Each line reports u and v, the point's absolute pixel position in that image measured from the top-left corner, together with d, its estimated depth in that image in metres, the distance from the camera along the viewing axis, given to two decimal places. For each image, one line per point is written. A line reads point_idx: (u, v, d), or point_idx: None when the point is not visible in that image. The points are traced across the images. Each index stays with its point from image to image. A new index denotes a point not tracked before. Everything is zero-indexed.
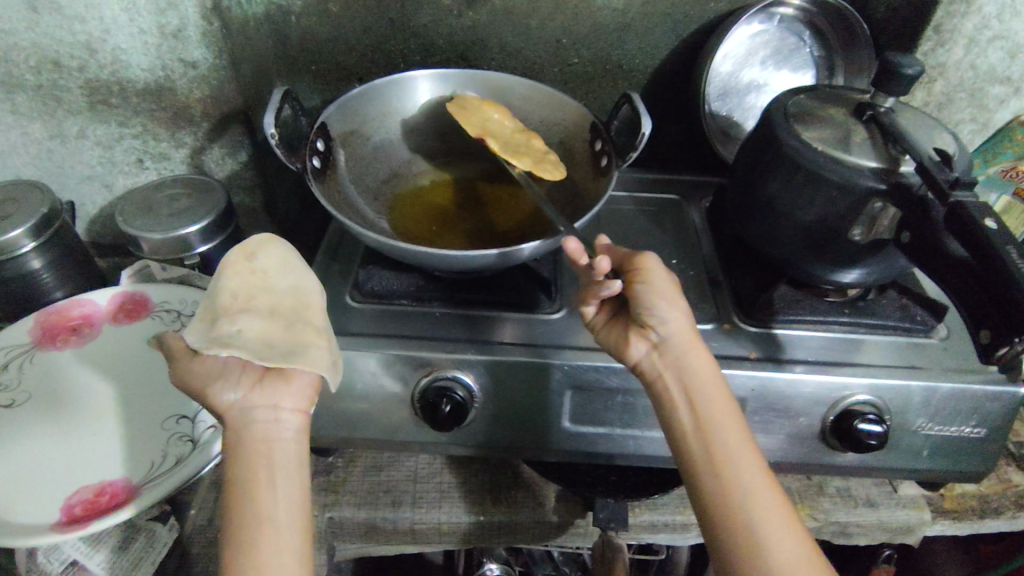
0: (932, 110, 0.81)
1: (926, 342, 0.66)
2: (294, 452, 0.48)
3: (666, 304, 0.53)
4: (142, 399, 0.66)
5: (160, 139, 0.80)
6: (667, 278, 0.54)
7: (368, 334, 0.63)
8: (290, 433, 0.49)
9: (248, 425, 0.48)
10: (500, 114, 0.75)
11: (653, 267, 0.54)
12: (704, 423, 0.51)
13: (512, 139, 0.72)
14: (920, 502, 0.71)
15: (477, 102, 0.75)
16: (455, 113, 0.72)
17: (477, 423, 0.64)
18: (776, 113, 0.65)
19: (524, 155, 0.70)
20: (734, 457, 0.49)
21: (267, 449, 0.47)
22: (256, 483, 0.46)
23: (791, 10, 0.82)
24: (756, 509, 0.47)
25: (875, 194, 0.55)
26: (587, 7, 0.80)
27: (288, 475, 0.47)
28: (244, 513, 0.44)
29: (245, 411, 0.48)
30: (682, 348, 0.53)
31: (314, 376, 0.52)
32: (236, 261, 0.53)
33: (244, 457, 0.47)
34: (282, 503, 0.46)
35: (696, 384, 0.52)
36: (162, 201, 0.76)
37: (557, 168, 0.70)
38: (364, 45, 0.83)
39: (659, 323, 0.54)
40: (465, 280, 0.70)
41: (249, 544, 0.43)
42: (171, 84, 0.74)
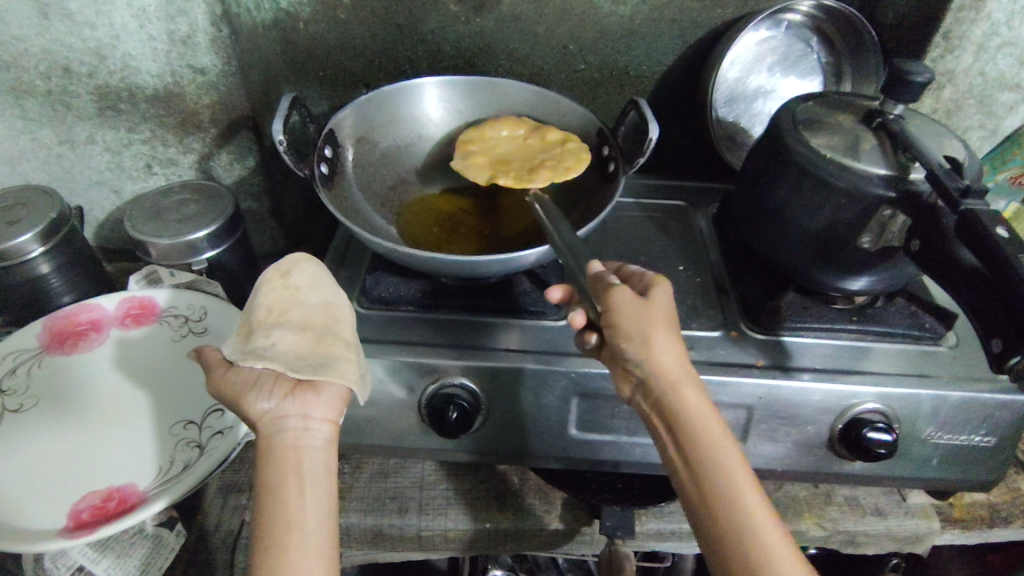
0: (940, 117, 0.81)
1: (934, 350, 0.66)
2: (324, 463, 0.48)
3: (635, 342, 0.50)
4: (152, 406, 0.66)
5: (169, 145, 0.80)
6: (637, 313, 0.50)
7: (376, 340, 0.63)
8: (319, 442, 0.49)
9: (279, 432, 0.48)
10: (508, 131, 0.76)
11: (618, 304, 0.50)
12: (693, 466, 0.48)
13: (526, 149, 0.73)
14: (929, 511, 0.71)
15: (481, 130, 0.76)
16: (460, 158, 0.72)
17: (483, 430, 0.64)
18: (784, 120, 0.64)
19: (540, 169, 0.69)
20: (725, 499, 0.47)
21: (296, 458, 0.47)
22: (287, 489, 0.46)
23: (799, 16, 0.82)
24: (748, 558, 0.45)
25: (884, 201, 0.55)
26: (593, 14, 0.80)
27: (316, 486, 0.47)
28: (273, 516, 0.45)
29: (278, 420, 0.48)
30: (664, 388, 0.50)
31: (343, 389, 0.52)
32: (271, 279, 0.54)
33: (273, 466, 0.47)
34: (312, 507, 0.46)
35: (682, 424, 0.49)
36: (170, 207, 0.76)
37: (580, 163, 0.69)
38: (371, 51, 0.83)
39: (634, 362, 0.51)
40: (472, 287, 0.70)
41: (278, 549, 0.44)
42: (179, 90, 0.74)
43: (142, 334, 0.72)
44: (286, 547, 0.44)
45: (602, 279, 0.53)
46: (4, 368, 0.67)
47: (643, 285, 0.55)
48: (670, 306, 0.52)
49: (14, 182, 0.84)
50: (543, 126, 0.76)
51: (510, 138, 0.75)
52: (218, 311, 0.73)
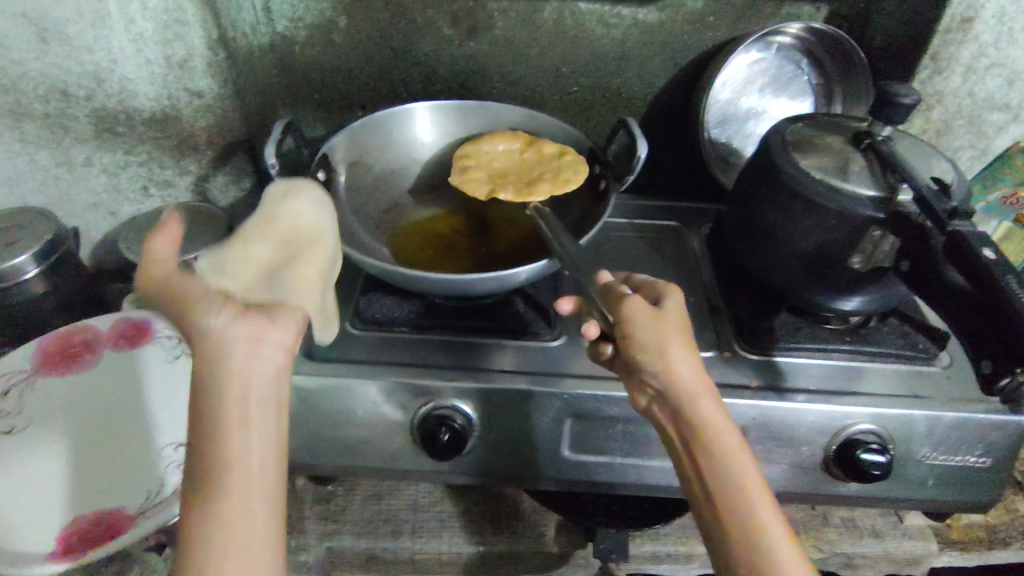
0: (930, 137, 0.81)
1: (928, 369, 0.66)
2: (274, 393, 0.42)
3: (653, 355, 0.49)
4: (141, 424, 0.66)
5: (165, 167, 0.81)
6: (653, 325, 0.49)
7: (369, 361, 0.63)
8: (269, 372, 0.42)
9: (221, 359, 0.41)
10: (504, 145, 0.76)
11: (633, 315, 0.50)
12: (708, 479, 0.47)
13: (523, 163, 0.74)
14: (926, 533, 0.70)
15: (477, 145, 0.76)
16: (457, 172, 0.72)
17: (476, 452, 0.63)
18: (773, 141, 0.65)
19: (541, 182, 0.69)
20: (743, 510, 0.45)
21: (242, 388, 0.41)
22: (228, 423, 0.40)
23: (789, 38, 0.83)
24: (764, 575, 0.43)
25: (873, 222, 0.55)
26: (585, 37, 0.81)
27: (264, 430, 0.40)
28: (212, 455, 0.39)
29: (221, 343, 0.42)
30: (681, 401, 0.49)
31: (299, 318, 0.46)
32: (273, 196, 0.56)
33: (213, 397, 0.40)
34: (257, 450, 0.40)
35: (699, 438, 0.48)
36: None
37: (578, 177, 0.70)
38: (367, 74, 0.84)
39: (652, 374, 0.50)
40: (466, 307, 0.70)
41: (220, 496, 0.38)
42: (176, 112, 0.75)
43: (134, 355, 0.71)
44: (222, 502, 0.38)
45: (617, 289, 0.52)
46: None
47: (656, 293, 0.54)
48: (682, 316, 0.51)
49: (11, 204, 0.84)
50: (538, 139, 0.77)
51: (506, 153, 0.76)
52: None
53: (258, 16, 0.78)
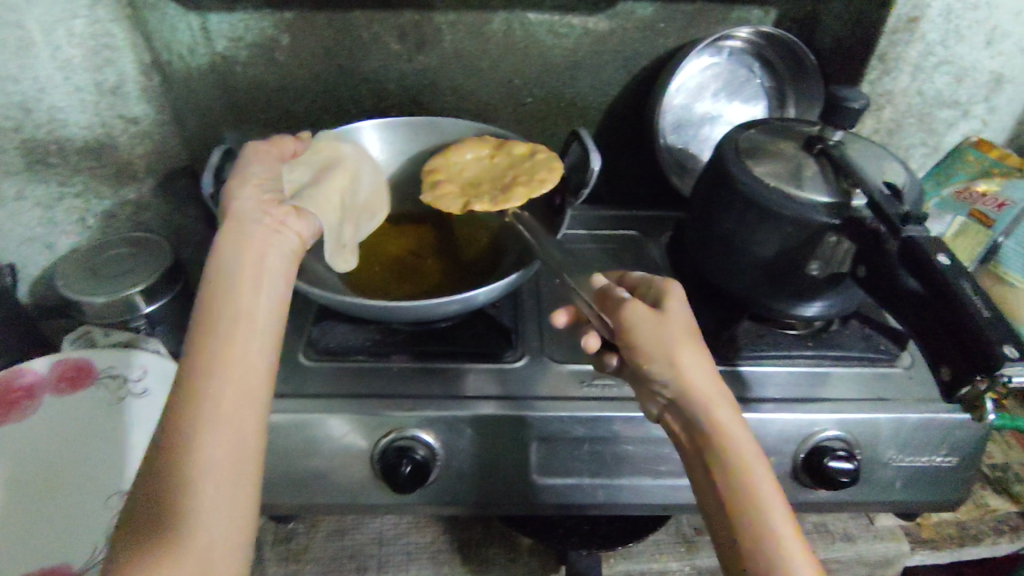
0: (882, 136, 0.82)
1: (891, 371, 0.66)
2: (284, 267, 0.49)
3: (661, 361, 0.48)
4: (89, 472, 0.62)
5: (103, 198, 0.77)
6: (656, 328, 0.49)
7: (324, 394, 0.61)
8: (286, 250, 0.51)
9: (249, 224, 0.50)
10: (472, 153, 0.74)
11: (633, 318, 0.49)
12: (715, 475, 0.46)
13: (493, 168, 0.72)
14: (898, 533, 0.70)
15: (445, 157, 0.74)
16: (427, 190, 0.70)
17: (440, 482, 0.61)
18: (727, 150, 0.64)
19: (514, 186, 0.67)
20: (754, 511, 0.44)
21: (258, 251, 0.48)
22: (244, 281, 0.46)
23: (739, 42, 0.82)
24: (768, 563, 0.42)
25: (829, 228, 0.55)
26: (536, 47, 0.80)
27: (274, 286, 0.48)
28: (216, 306, 0.44)
29: (247, 215, 0.51)
30: (693, 408, 0.48)
31: (316, 230, 0.55)
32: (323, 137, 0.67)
33: (235, 254, 0.47)
34: (265, 307, 0.46)
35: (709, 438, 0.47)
36: (106, 262, 0.73)
37: (552, 176, 0.67)
38: (313, 92, 0.81)
39: (662, 380, 0.49)
40: (424, 331, 0.68)
41: (227, 343, 0.43)
42: (111, 140, 0.73)
43: (76, 399, 0.67)
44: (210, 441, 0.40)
45: (614, 291, 0.52)
46: None
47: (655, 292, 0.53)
48: (687, 317, 0.51)
49: None
50: (506, 142, 0.74)
51: (475, 161, 0.73)
52: (158, 370, 0.69)
53: None
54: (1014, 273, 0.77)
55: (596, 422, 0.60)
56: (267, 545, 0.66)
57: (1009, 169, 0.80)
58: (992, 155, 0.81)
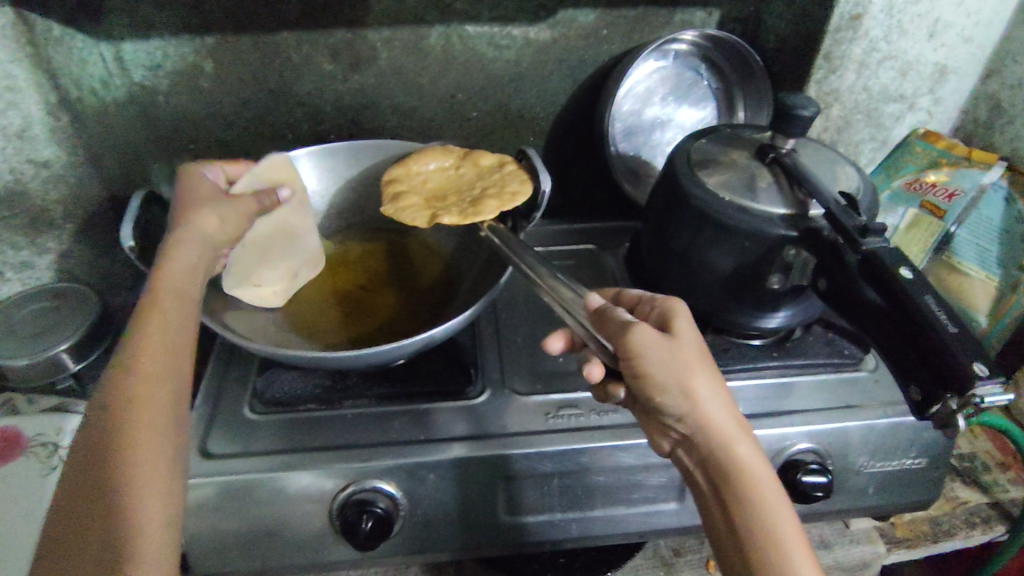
0: (833, 134, 0.81)
1: (857, 375, 0.65)
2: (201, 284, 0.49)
3: (675, 394, 0.46)
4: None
5: (18, 248, 0.70)
6: (668, 357, 0.45)
7: (275, 450, 0.57)
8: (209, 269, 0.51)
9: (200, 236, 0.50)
10: (435, 163, 0.70)
11: (646, 349, 0.45)
12: (733, 508, 0.45)
13: (461, 180, 0.68)
14: (873, 536, 0.69)
15: (406, 167, 0.70)
16: (388, 201, 0.66)
17: (405, 531, 0.58)
18: (679, 161, 0.62)
19: (484, 198, 0.63)
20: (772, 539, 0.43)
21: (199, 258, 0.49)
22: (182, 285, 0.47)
23: (685, 45, 0.80)
24: (778, 570, 0.42)
25: (787, 241, 0.53)
26: (478, 60, 0.77)
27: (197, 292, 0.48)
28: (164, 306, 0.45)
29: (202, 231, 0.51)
30: (713, 445, 0.46)
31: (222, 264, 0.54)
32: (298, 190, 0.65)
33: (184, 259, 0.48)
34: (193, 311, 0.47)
35: (721, 465, 0.46)
36: (25, 318, 0.67)
37: (522, 188, 0.64)
38: (244, 119, 0.77)
39: (677, 415, 0.47)
40: (378, 371, 0.64)
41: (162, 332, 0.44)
42: (22, 187, 0.66)
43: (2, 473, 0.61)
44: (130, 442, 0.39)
45: (617, 312, 0.48)
46: None
47: (659, 312, 0.50)
48: (697, 339, 0.48)
49: None
50: (472, 153, 0.71)
51: (439, 171, 0.70)
52: None
53: (108, 68, 0.69)
54: (969, 264, 0.80)
55: (564, 455, 0.57)
56: None
57: (956, 159, 0.79)
58: (939, 145, 0.81)
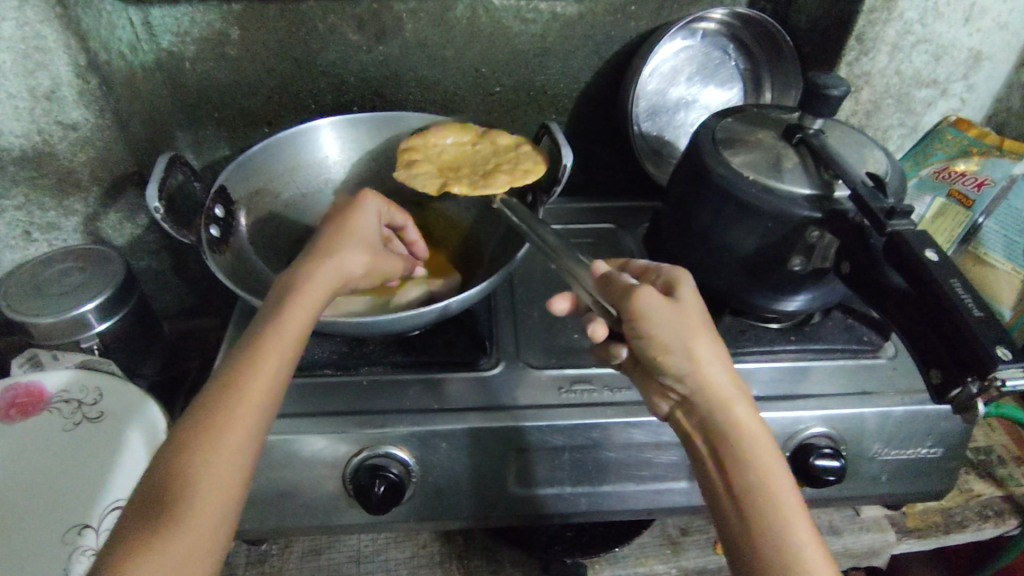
0: (861, 118, 0.80)
1: (874, 362, 0.65)
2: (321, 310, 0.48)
3: (678, 354, 0.46)
4: (10, 494, 0.58)
5: (47, 208, 0.71)
6: (670, 318, 0.46)
7: (290, 413, 0.58)
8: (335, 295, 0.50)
9: (320, 272, 0.49)
10: (452, 138, 0.71)
11: (648, 308, 0.46)
12: (728, 470, 0.45)
13: (476, 156, 0.68)
14: (883, 524, 0.69)
15: (423, 137, 0.70)
16: (402, 168, 0.66)
17: (417, 497, 0.59)
18: (704, 140, 0.61)
19: (496, 173, 0.63)
20: (766, 499, 0.44)
21: (321, 285, 0.48)
22: (298, 299, 0.47)
23: (714, 24, 0.80)
24: (773, 532, 0.43)
25: (811, 222, 0.53)
26: (502, 33, 0.76)
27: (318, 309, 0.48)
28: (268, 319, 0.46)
29: (332, 269, 0.50)
30: (711, 408, 0.46)
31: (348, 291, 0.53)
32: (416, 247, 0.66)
33: (306, 281, 0.48)
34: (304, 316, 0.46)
35: (719, 430, 0.46)
36: (51, 278, 0.69)
37: (537, 167, 0.64)
38: (269, 87, 0.77)
39: (676, 377, 0.47)
40: (395, 341, 0.65)
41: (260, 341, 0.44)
42: (51, 149, 0.67)
43: (27, 426, 0.62)
44: (202, 472, 0.39)
45: (622, 277, 0.49)
46: None
47: (664, 278, 0.51)
48: (700, 303, 0.48)
49: None
50: (490, 132, 0.71)
51: (455, 146, 0.70)
52: (115, 391, 0.64)
53: (136, 32, 0.70)
54: (995, 255, 0.78)
55: (576, 430, 0.57)
56: (238, 568, 0.64)
57: (988, 148, 0.77)
58: (970, 134, 0.79)
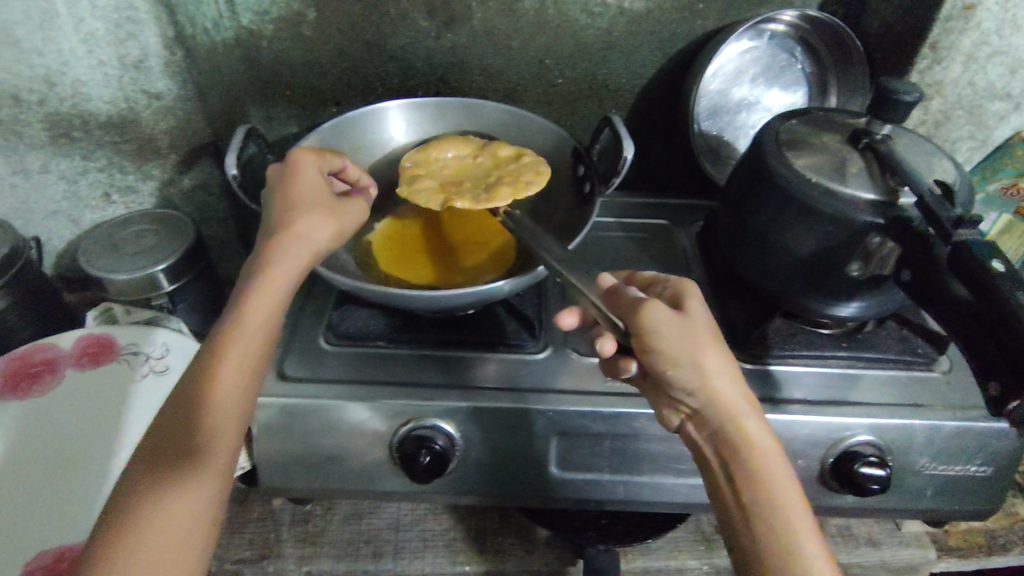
0: (929, 128, 0.78)
1: (927, 375, 0.64)
2: (293, 276, 0.51)
3: (688, 367, 0.47)
4: (83, 433, 0.62)
5: (126, 172, 0.76)
6: (679, 332, 0.46)
7: (342, 379, 0.60)
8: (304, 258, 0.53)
9: (287, 243, 0.52)
10: (454, 151, 0.72)
11: (655, 322, 0.46)
12: (740, 482, 0.46)
13: (477, 169, 0.69)
14: (924, 541, 0.68)
15: (425, 152, 0.71)
16: (406, 185, 0.67)
17: (458, 470, 0.61)
18: (767, 140, 0.61)
19: (498, 187, 0.64)
20: (774, 509, 0.45)
21: (289, 254, 0.52)
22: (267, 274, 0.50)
23: (782, 26, 0.79)
24: (783, 541, 0.44)
25: (873, 228, 0.52)
26: (569, 25, 0.77)
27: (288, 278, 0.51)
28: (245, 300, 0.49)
29: (298, 238, 0.52)
30: (723, 421, 0.47)
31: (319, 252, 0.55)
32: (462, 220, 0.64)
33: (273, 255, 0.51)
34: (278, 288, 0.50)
35: (731, 441, 0.47)
36: (127, 238, 0.73)
37: (539, 180, 0.65)
38: (340, 68, 0.79)
39: (687, 389, 0.48)
40: (446, 320, 0.67)
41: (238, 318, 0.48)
42: (135, 116, 0.71)
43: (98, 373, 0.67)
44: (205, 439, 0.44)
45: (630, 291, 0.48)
46: None
47: (670, 289, 0.51)
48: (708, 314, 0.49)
49: None
50: (490, 143, 0.72)
51: (456, 159, 0.71)
52: (182, 348, 0.68)
53: (220, 10, 0.73)
54: None
55: (619, 419, 0.58)
56: (284, 525, 0.67)
57: None
58: None
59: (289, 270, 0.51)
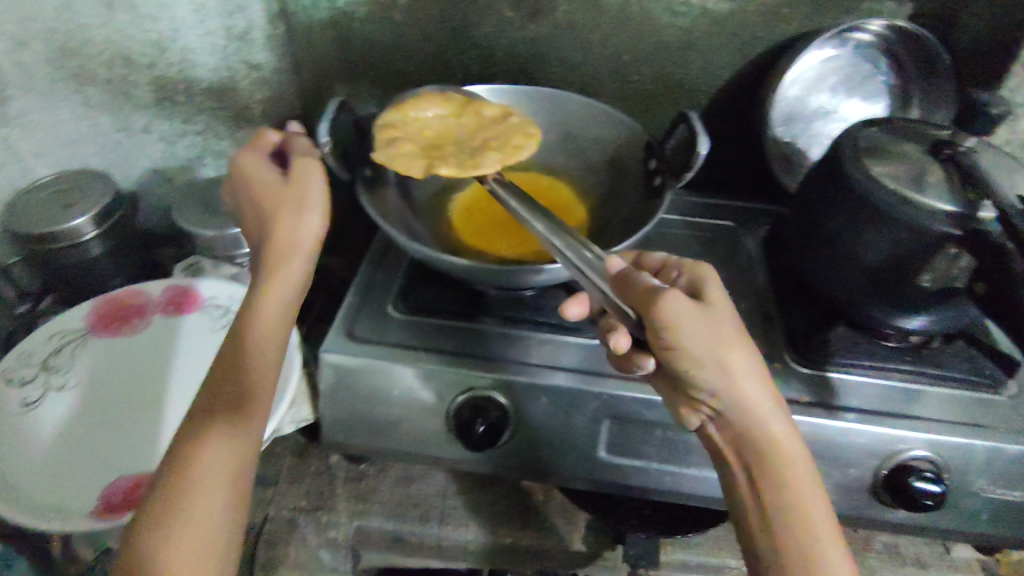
0: (1014, 148, 0.76)
1: (994, 398, 0.62)
2: (285, 285, 0.53)
3: (712, 367, 0.48)
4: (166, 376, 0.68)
5: (221, 137, 0.86)
6: (707, 331, 0.47)
7: (407, 345, 0.63)
8: (295, 264, 0.53)
9: (275, 259, 0.53)
10: (433, 111, 0.70)
11: (679, 320, 0.47)
12: (762, 480, 0.49)
13: (462, 131, 0.68)
14: (974, 566, 0.67)
15: (404, 112, 0.69)
16: (383, 145, 0.64)
17: (510, 444, 0.63)
18: (845, 146, 0.61)
19: (485, 151, 0.63)
20: (795, 508, 0.48)
21: (279, 267, 0.53)
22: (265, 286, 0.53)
23: (869, 36, 0.78)
24: (804, 537, 0.47)
25: (949, 240, 0.52)
26: (651, 23, 0.78)
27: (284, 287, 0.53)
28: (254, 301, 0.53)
29: (282, 254, 0.53)
30: (746, 420, 0.49)
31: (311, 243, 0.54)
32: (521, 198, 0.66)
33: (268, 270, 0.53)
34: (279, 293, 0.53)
35: (754, 439, 0.49)
36: (218, 199, 0.77)
37: (526, 143, 0.65)
38: (425, 53, 0.83)
39: (710, 388, 0.49)
40: (509, 298, 0.69)
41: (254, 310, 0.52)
42: (234, 84, 0.81)
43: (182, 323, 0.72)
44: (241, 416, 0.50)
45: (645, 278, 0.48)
46: (51, 347, 0.68)
47: (689, 282, 0.53)
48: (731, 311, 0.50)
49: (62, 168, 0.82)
50: (472, 100, 0.71)
51: (437, 119, 0.70)
52: None
53: None
54: None
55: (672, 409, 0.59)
56: (339, 480, 0.70)
57: None
58: None
59: (284, 280, 0.53)
